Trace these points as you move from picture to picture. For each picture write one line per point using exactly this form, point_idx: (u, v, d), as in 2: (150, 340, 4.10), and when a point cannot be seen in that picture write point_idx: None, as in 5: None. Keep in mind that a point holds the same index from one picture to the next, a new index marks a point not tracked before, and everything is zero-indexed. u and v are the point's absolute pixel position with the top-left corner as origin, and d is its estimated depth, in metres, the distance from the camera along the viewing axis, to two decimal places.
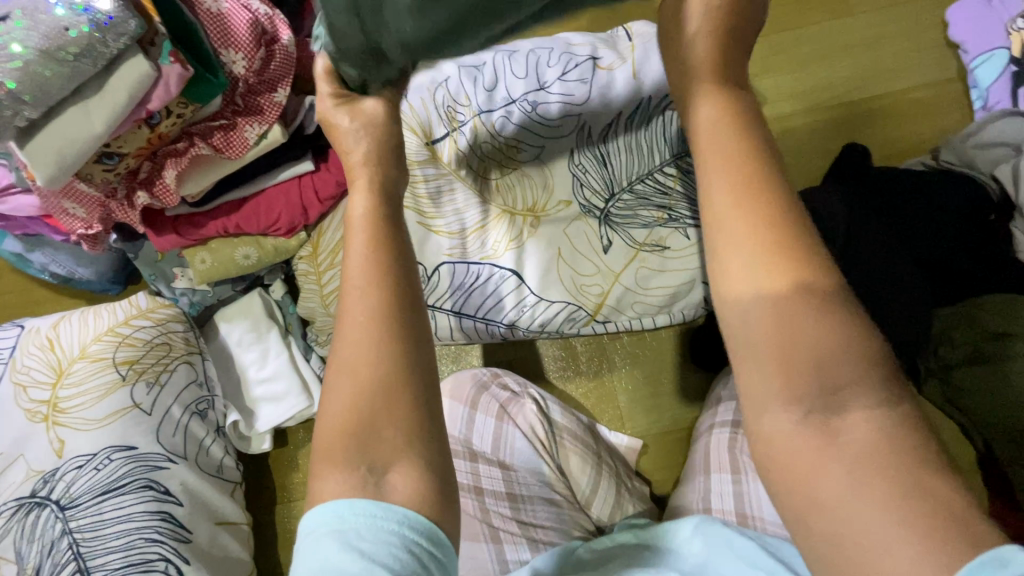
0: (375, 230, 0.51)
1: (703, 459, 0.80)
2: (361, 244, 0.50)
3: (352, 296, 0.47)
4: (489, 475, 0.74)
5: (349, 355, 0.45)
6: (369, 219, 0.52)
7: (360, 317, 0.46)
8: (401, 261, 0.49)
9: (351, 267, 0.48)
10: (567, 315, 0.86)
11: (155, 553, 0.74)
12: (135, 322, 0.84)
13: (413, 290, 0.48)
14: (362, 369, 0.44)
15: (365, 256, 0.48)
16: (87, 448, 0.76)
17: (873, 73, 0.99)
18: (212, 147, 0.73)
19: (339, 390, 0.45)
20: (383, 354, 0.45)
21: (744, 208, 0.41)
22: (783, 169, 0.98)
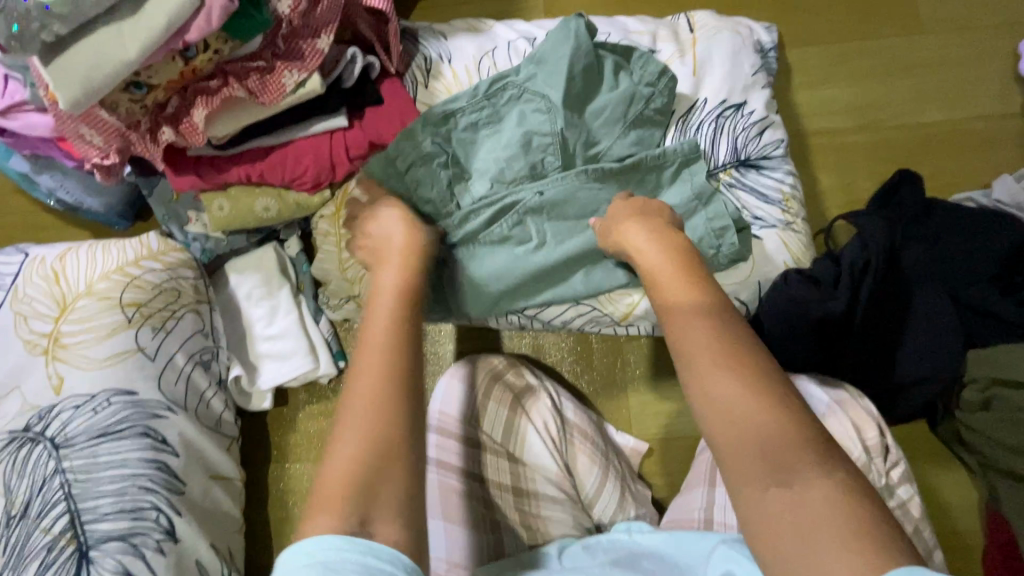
0: (396, 313, 0.57)
1: (705, 469, 0.79)
2: (383, 315, 0.57)
3: (360, 380, 0.50)
4: (494, 465, 0.71)
5: (348, 439, 0.47)
6: (393, 304, 0.58)
7: (380, 377, 0.50)
8: (411, 366, 0.52)
9: (368, 347, 0.53)
10: (590, 318, 0.85)
11: (147, 502, 0.73)
12: (145, 264, 0.80)
13: (414, 379, 0.51)
14: (366, 449, 0.46)
15: (381, 344, 0.53)
16: (87, 388, 0.74)
17: (934, 98, 0.96)
18: (247, 90, 0.68)
19: (343, 451, 0.47)
20: (384, 438, 0.47)
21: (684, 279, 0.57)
22: (827, 187, 0.95)
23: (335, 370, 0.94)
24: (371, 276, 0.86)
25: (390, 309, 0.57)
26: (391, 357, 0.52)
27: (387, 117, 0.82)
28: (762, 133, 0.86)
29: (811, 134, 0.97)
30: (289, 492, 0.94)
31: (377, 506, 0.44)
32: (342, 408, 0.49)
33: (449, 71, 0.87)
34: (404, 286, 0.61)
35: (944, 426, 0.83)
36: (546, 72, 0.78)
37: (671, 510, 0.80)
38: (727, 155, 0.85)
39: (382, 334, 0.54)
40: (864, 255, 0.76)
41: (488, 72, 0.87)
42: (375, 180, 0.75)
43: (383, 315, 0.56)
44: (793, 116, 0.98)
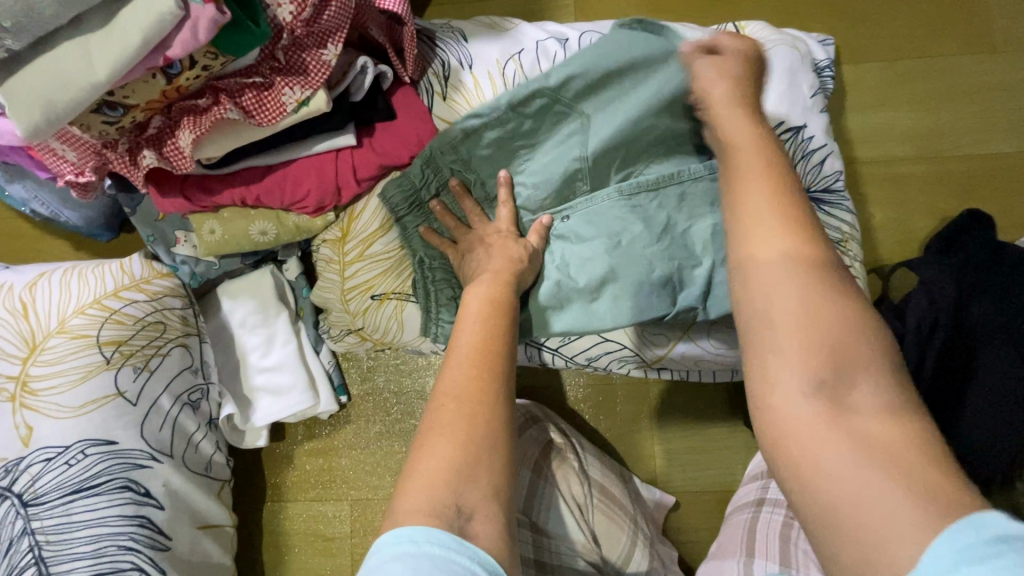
0: (489, 323, 0.57)
1: (741, 537, 0.72)
2: (473, 327, 0.56)
3: (451, 380, 0.52)
4: (543, 546, 0.63)
5: (436, 444, 0.47)
6: (481, 316, 0.57)
7: (465, 390, 0.50)
8: (502, 381, 0.52)
9: (457, 359, 0.53)
10: (619, 357, 0.76)
11: (127, 563, 0.66)
12: (125, 295, 0.72)
13: (505, 391, 0.52)
14: (449, 460, 0.46)
15: (472, 355, 0.53)
16: (59, 440, 0.66)
17: (1003, 125, 0.86)
18: (241, 110, 0.59)
19: (427, 462, 0.47)
20: (468, 448, 0.47)
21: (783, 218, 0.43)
22: (880, 223, 0.86)
23: (337, 408, 0.87)
24: (377, 307, 0.78)
25: (483, 325, 0.56)
26: (481, 373, 0.52)
27: (400, 134, 0.72)
28: (822, 162, 0.77)
29: (865, 162, 0.88)
30: (285, 534, 0.87)
31: (466, 503, 0.44)
32: (433, 413, 0.50)
33: (469, 80, 0.76)
34: (498, 305, 0.59)
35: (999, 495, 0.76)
36: (579, 80, 0.64)
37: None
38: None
39: (472, 351, 0.54)
40: (933, 312, 0.70)
41: (514, 78, 0.76)
42: (393, 209, 0.71)
43: (472, 332, 0.55)
44: (846, 141, 0.88)
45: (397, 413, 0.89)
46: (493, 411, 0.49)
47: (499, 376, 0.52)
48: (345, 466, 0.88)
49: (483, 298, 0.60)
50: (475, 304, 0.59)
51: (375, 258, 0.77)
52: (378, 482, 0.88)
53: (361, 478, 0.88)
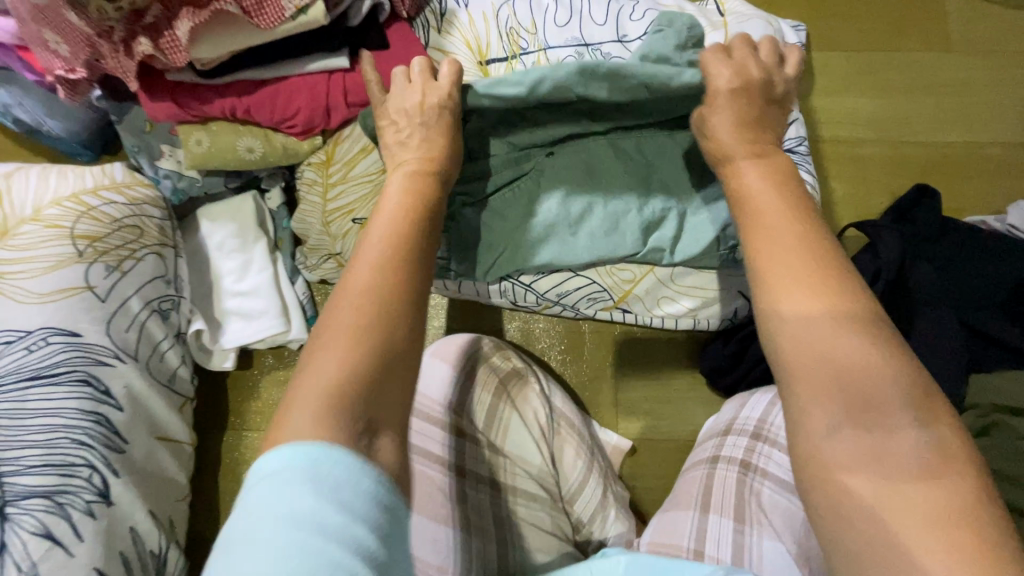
0: (410, 213, 0.52)
1: (697, 491, 0.73)
2: (387, 221, 0.51)
3: (353, 276, 0.46)
4: (475, 456, 0.65)
5: (326, 354, 0.41)
6: (404, 205, 0.52)
7: (373, 285, 0.45)
8: (409, 267, 0.47)
9: (366, 253, 0.48)
10: (588, 294, 0.79)
11: (80, 458, 0.65)
12: (105, 195, 0.73)
13: (417, 283, 0.47)
14: (340, 371, 0.40)
15: (384, 243, 0.48)
16: (23, 324, 0.66)
17: (954, 116, 0.93)
18: (240, 8, 0.61)
19: (325, 362, 0.41)
20: (363, 354, 0.41)
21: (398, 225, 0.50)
22: (840, 196, 0.92)
23: (307, 337, 0.87)
24: (357, 231, 0.80)
25: (398, 217, 0.51)
26: (387, 266, 0.46)
27: (393, 63, 0.75)
28: (787, 125, 0.82)
29: (829, 141, 0.94)
30: (243, 463, 0.86)
31: (385, 413, 0.40)
32: (330, 312, 0.43)
33: (465, 17, 0.80)
34: (419, 198, 0.53)
35: None
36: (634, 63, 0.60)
37: (651, 529, 0.73)
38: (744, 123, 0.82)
39: (386, 249, 0.48)
40: (875, 265, 0.75)
41: (507, 24, 0.80)
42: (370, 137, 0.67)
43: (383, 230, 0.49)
44: (813, 121, 0.94)
45: None
46: (395, 309, 0.44)
47: (407, 271, 0.46)
48: None
49: (406, 184, 0.55)
50: (390, 202, 0.53)
51: (358, 180, 0.78)
52: None
53: None
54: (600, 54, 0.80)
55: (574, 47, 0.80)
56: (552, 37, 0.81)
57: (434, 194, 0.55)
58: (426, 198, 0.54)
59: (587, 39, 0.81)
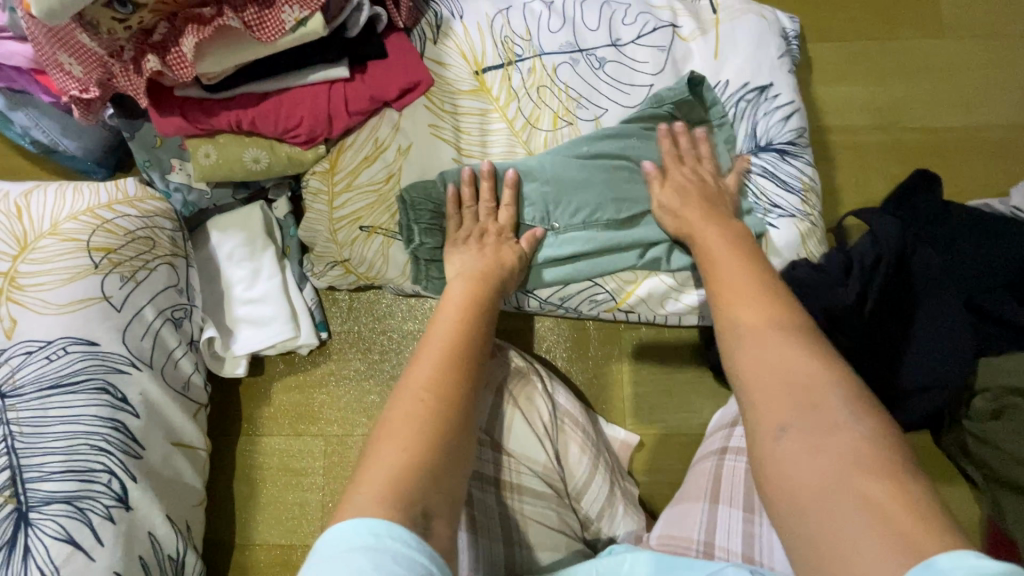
0: (468, 307, 0.61)
1: (707, 483, 0.72)
2: (447, 325, 0.58)
3: (418, 366, 0.53)
4: (480, 456, 0.66)
5: (386, 444, 0.47)
6: (462, 300, 0.63)
7: (432, 387, 0.51)
8: (470, 366, 0.55)
9: (427, 354, 0.54)
10: (590, 296, 0.79)
11: (99, 464, 0.67)
12: (117, 208, 0.76)
13: (475, 378, 0.55)
14: (399, 460, 0.46)
15: (452, 331, 0.57)
16: (43, 334, 0.68)
17: (953, 100, 0.93)
18: (242, 22, 0.63)
19: (385, 452, 0.47)
20: (421, 442, 0.47)
21: (458, 317, 0.60)
22: (840, 185, 0.92)
23: (316, 342, 0.89)
24: (365, 239, 0.81)
25: (460, 314, 0.60)
26: (447, 369, 0.53)
27: (391, 71, 0.77)
28: (787, 118, 0.82)
29: (827, 131, 0.94)
30: (257, 467, 0.88)
31: (435, 497, 0.45)
32: (394, 404, 0.50)
33: (460, 27, 0.82)
34: (477, 298, 0.63)
35: (949, 437, 0.80)
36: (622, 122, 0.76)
37: (663, 522, 0.73)
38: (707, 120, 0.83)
39: (445, 348, 0.55)
40: (875, 250, 0.75)
41: (502, 33, 0.82)
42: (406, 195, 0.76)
43: (447, 333, 0.57)
44: (810, 112, 0.95)
45: (375, 353, 0.91)
46: (452, 410, 0.50)
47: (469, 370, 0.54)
48: (322, 402, 0.90)
49: (465, 286, 0.65)
50: (454, 300, 0.62)
51: (364, 189, 0.80)
52: (354, 419, 0.89)
53: (336, 413, 0.89)
54: (594, 58, 0.82)
55: (569, 53, 0.82)
56: (546, 42, 0.82)
57: (488, 296, 0.65)
58: (480, 287, 0.65)
59: (581, 40, 0.82)
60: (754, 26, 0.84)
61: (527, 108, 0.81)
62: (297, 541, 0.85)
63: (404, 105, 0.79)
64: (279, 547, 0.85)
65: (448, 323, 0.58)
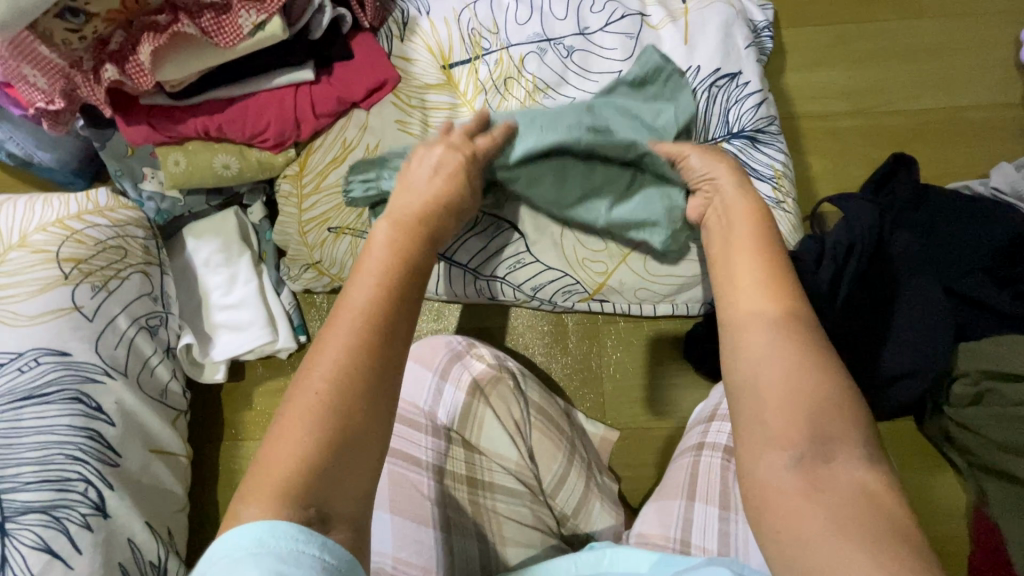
0: (393, 266, 0.50)
1: (684, 480, 0.72)
2: (366, 286, 0.47)
3: (326, 345, 0.43)
4: (451, 455, 0.66)
5: (287, 437, 0.40)
6: (387, 255, 0.51)
7: (338, 372, 0.42)
8: (387, 346, 0.44)
9: (338, 326, 0.44)
10: (562, 287, 0.79)
11: (74, 472, 0.67)
12: (88, 219, 0.77)
13: (392, 357, 0.45)
14: (297, 457, 0.39)
15: (370, 297, 0.46)
16: (14, 346, 0.69)
17: (932, 81, 0.92)
18: (199, 29, 0.63)
19: (285, 444, 0.40)
20: (325, 435, 0.40)
21: (378, 279, 0.48)
22: (818, 172, 0.91)
23: (295, 346, 0.89)
24: (334, 240, 0.81)
25: (379, 277, 0.48)
26: (358, 349, 0.43)
27: (357, 72, 0.77)
28: (758, 105, 0.81)
29: (804, 117, 0.93)
30: (240, 472, 0.88)
31: (338, 499, 0.39)
32: (295, 392, 0.42)
33: (427, 24, 0.82)
34: (403, 249, 0.52)
35: (932, 423, 0.79)
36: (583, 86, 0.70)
37: (642, 521, 0.72)
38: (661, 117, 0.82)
39: (361, 318, 0.45)
40: (850, 237, 0.74)
41: (469, 25, 0.82)
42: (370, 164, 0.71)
43: (365, 293, 0.47)
44: (787, 98, 0.94)
45: None
46: (361, 397, 0.42)
47: (392, 339, 0.45)
48: None
49: (392, 236, 0.53)
50: (373, 255, 0.51)
51: (331, 190, 0.79)
52: None
53: None
54: (563, 47, 0.81)
55: (537, 44, 0.81)
56: (513, 36, 0.81)
57: (418, 247, 0.53)
58: (411, 239, 0.53)
59: (549, 33, 0.81)
60: (725, 13, 0.82)
61: (494, 101, 0.81)
62: None
63: (372, 105, 0.78)
64: None
65: (367, 286, 0.47)
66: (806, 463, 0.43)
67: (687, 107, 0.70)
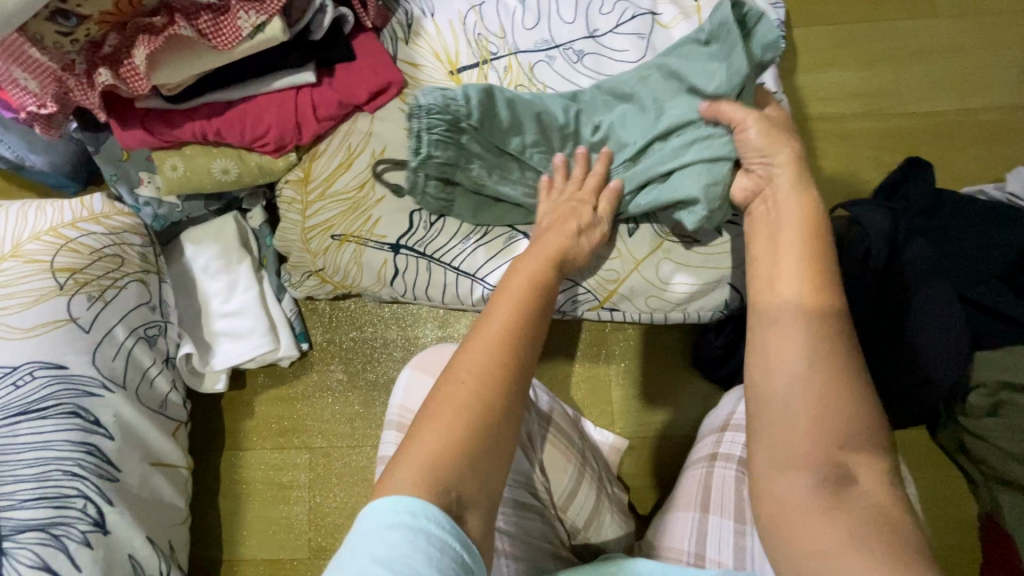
0: (531, 290, 0.51)
1: (696, 492, 0.70)
2: (509, 307, 0.49)
3: (471, 352, 0.46)
4: None
5: (430, 428, 0.43)
6: (528, 280, 0.52)
7: (482, 378, 0.44)
8: (524, 365, 0.47)
9: (481, 337, 0.47)
10: (572, 296, 0.77)
11: (73, 489, 0.66)
12: (83, 227, 0.75)
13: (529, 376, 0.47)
14: (439, 447, 0.42)
15: (512, 317, 0.48)
16: (8, 360, 0.67)
17: (946, 83, 0.90)
18: (196, 31, 0.61)
19: (427, 436, 0.42)
20: (465, 432, 0.43)
21: (515, 304, 0.50)
22: (830, 175, 0.89)
23: (297, 354, 0.87)
24: (337, 248, 0.79)
25: (521, 301, 0.50)
26: (502, 356, 0.46)
27: (360, 74, 0.74)
28: (772, 108, 0.79)
29: (816, 119, 0.91)
30: (242, 482, 0.86)
31: (472, 494, 0.41)
32: (441, 389, 0.44)
33: (431, 25, 0.79)
34: (536, 296, 0.51)
35: (944, 433, 0.78)
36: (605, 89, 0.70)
37: (659, 535, 0.70)
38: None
39: (501, 330, 0.47)
40: (866, 245, 0.72)
41: (474, 25, 0.79)
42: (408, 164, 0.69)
43: (508, 312, 0.49)
44: (798, 100, 0.92)
45: (358, 363, 0.89)
46: (499, 403, 0.44)
47: (518, 384, 0.45)
48: (305, 415, 0.88)
49: (525, 266, 0.54)
50: (511, 295, 0.50)
51: (336, 196, 0.77)
52: (340, 431, 0.87)
53: (320, 426, 0.88)
54: (572, 51, 0.79)
55: (545, 47, 0.79)
56: (521, 39, 0.79)
57: (552, 293, 0.53)
58: (547, 268, 0.54)
59: (556, 34, 0.79)
60: None
61: None
62: (286, 557, 0.84)
63: (376, 108, 0.77)
64: (268, 562, 0.84)
65: (508, 304, 0.49)
66: (829, 490, 0.43)
67: (740, 66, 0.59)
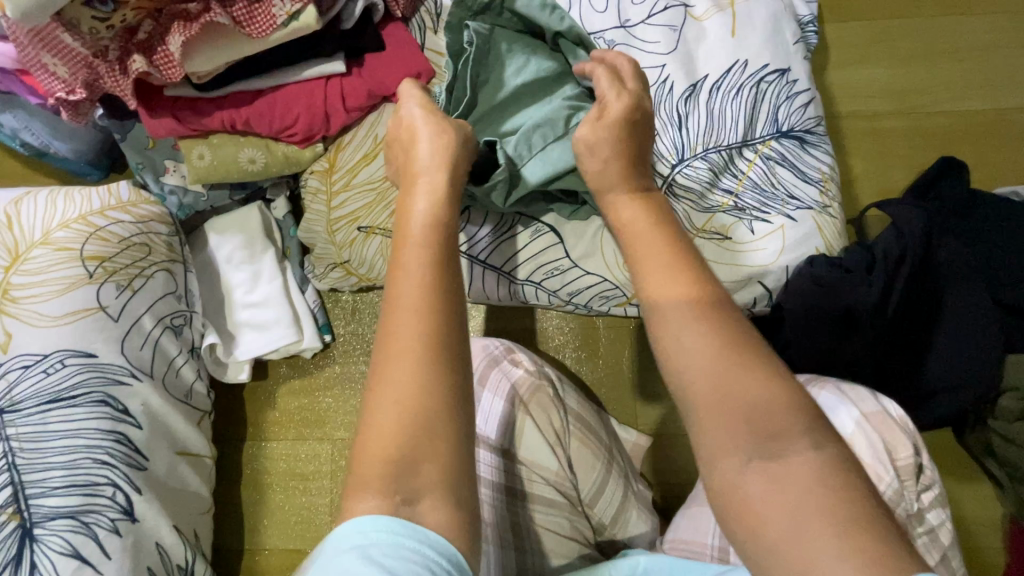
0: (436, 236, 0.48)
1: None
2: (417, 255, 0.46)
3: (398, 313, 0.43)
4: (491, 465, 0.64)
5: (381, 409, 0.40)
6: (428, 224, 0.49)
7: (410, 339, 0.41)
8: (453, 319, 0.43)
9: (402, 295, 0.43)
10: (600, 293, 0.76)
11: (103, 477, 0.66)
12: (111, 215, 0.74)
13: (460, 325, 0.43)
14: (392, 428, 0.39)
15: (424, 270, 0.45)
16: (39, 347, 0.67)
17: (980, 81, 0.89)
18: (231, 18, 0.61)
19: (379, 416, 0.40)
20: (418, 409, 0.39)
21: (431, 252, 0.46)
22: (860, 174, 0.88)
23: (320, 345, 0.87)
24: (364, 240, 0.78)
25: (425, 247, 0.47)
26: (428, 314, 0.42)
27: (389, 63, 0.73)
28: (806, 104, 0.78)
29: (846, 117, 0.90)
30: (265, 472, 0.87)
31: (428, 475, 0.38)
32: (382, 362, 0.41)
33: None
34: (446, 219, 0.49)
35: (972, 436, 0.78)
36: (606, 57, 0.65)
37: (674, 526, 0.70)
38: (670, 155, 0.76)
39: (420, 283, 0.44)
40: (900, 245, 0.72)
41: None
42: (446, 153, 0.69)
43: (418, 260, 0.45)
44: (828, 97, 0.90)
45: None
46: (440, 363, 0.41)
47: (455, 305, 0.44)
48: (328, 407, 0.88)
49: (432, 205, 0.50)
50: (413, 234, 0.48)
51: (361, 188, 0.76)
52: None
53: (342, 418, 0.88)
54: (604, 41, 0.78)
55: None
56: None
57: (455, 230, 0.49)
58: (444, 207, 0.51)
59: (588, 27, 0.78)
60: (772, 7, 0.79)
61: None
62: (308, 547, 0.84)
63: None
64: (289, 552, 0.84)
65: (419, 256, 0.46)
66: None
67: None
